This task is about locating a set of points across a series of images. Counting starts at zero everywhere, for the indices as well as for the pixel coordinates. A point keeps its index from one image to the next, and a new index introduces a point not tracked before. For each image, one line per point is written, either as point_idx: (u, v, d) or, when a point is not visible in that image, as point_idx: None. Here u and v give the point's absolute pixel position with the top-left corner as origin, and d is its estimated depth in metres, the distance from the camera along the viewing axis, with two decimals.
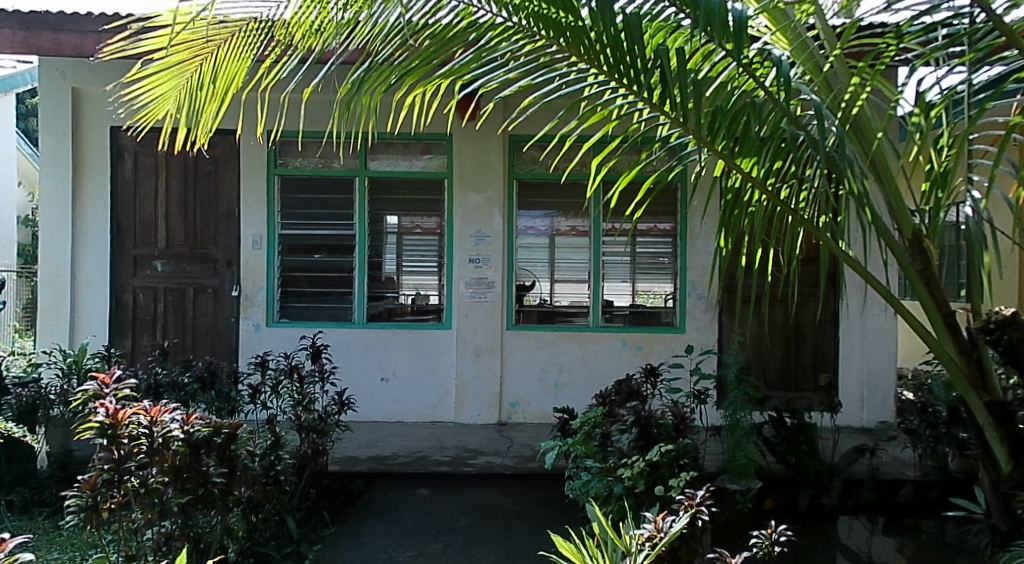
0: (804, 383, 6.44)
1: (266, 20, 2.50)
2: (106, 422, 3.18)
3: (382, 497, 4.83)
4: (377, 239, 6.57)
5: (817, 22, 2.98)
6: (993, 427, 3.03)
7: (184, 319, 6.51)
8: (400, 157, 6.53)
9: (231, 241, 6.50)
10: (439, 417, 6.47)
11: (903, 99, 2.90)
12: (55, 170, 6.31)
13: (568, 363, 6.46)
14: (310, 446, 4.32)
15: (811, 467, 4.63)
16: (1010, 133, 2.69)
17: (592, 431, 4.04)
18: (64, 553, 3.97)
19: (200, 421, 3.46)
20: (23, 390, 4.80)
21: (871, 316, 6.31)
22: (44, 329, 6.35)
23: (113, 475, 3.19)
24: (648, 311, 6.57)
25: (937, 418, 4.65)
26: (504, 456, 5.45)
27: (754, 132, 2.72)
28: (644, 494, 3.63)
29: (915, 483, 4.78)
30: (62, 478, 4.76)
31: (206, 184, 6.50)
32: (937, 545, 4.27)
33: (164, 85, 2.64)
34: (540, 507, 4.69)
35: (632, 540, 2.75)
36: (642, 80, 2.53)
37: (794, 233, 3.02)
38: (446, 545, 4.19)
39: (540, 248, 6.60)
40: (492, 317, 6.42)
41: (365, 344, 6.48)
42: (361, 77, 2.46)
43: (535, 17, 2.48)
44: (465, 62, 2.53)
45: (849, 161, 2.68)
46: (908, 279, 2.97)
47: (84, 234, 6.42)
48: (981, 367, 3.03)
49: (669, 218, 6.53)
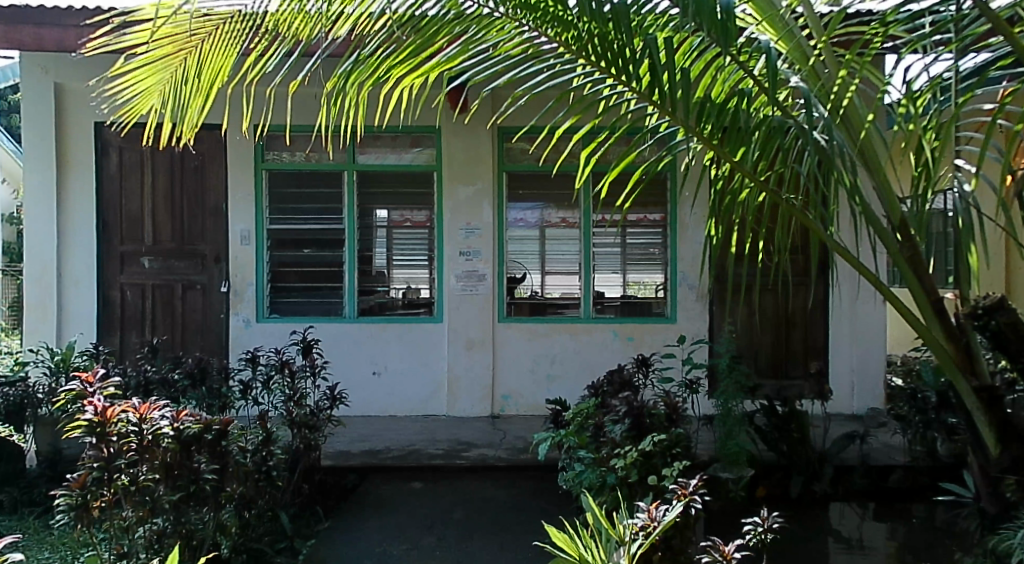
0: (795, 371, 6.48)
1: (250, 14, 2.49)
2: (95, 419, 3.14)
3: (375, 491, 4.82)
4: (367, 234, 6.55)
5: (805, 12, 3.01)
6: (982, 411, 3.04)
7: (173, 315, 6.48)
8: (388, 150, 6.50)
9: (219, 238, 6.46)
10: (432, 410, 6.46)
11: (892, 86, 2.96)
12: (37, 167, 6.26)
13: (559, 354, 6.47)
14: (303, 441, 4.34)
15: (801, 454, 4.66)
16: (996, 118, 2.64)
17: (584, 422, 4.06)
18: (55, 553, 3.95)
19: (191, 418, 3.43)
20: (11, 390, 4.77)
21: (860, 304, 6.34)
22: (31, 327, 6.32)
23: (103, 473, 3.18)
24: (639, 302, 6.57)
25: (926, 403, 4.65)
26: (497, 448, 5.46)
27: (744, 122, 2.70)
28: (637, 484, 3.59)
29: (905, 468, 4.82)
30: (52, 477, 4.75)
31: (193, 180, 6.47)
32: (927, 529, 4.31)
33: (148, 80, 2.67)
34: (534, 499, 4.70)
35: (625, 530, 2.80)
36: (631, 70, 2.50)
37: (784, 219, 2.97)
38: (441, 538, 4.19)
39: (531, 240, 6.60)
40: (483, 310, 6.42)
41: (357, 338, 6.46)
42: (349, 70, 2.48)
43: (522, 7, 2.45)
44: (452, 55, 2.51)
45: (840, 148, 2.64)
46: (897, 267, 2.98)
47: (69, 230, 6.37)
48: (969, 352, 3.05)
49: (659, 209, 6.54)
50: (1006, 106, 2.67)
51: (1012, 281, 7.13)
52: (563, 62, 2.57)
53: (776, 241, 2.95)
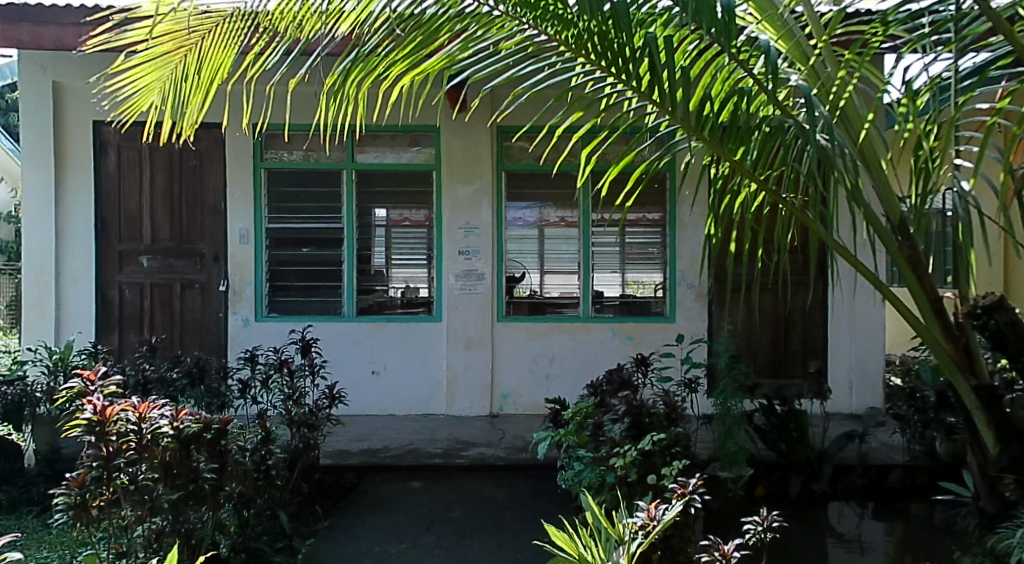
0: (793, 370, 6.48)
1: (250, 11, 2.48)
2: (94, 419, 3.11)
3: (374, 490, 4.82)
4: (366, 233, 6.55)
5: (804, 10, 3.01)
6: (981, 410, 3.04)
7: (172, 313, 6.47)
8: (387, 149, 6.50)
9: (218, 236, 6.45)
10: (431, 410, 6.46)
11: (891, 86, 2.95)
12: (36, 165, 6.26)
13: (558, 354, 6.47)
14: (301, 440, 4.35)
15: (800, 454, 4.66)
16: (995, 119, 2.66)
17: (583, 421, 4.06)
18: (54, 552, 3.94)
19: (190, 417, 3.43)
20: (9, 389, 4.76)
21: (859, 304, 6.34)
22: (30, 326, 6.31)
23: (102, 472, 3.16)
24: (638, 301, 6.58)
25: (925, 403, 4.66)
26: (496, 447, 5.46)
27: (743, 121, 2.71)
28: (637, 483, 3.59)
29: (904, 467, 4.82)
30: (50, 476, 4.75)
31: (191, 178, 6.46)
32: (926, 529, 4.32)
33: (147, 76, 2.67)
34: (532, 498, 4.70)
35: (625, 529, 2.80)
36: (631, 69, 2.50)
37: (783, 217, 2.97)
38: (440, 537, 4.19)
39: (529, 240, 6.60)
40: (482, 309, 6.41)
41: (356, 337, 6.46)
42: (348, 68, 2.48)
43: (522, 6, 2.44)
44: (453, 52, 2.51)
45: (841, 147, 2.64)
46: (896, 267, 2.97)
47: (68, 228, 6.36)
48: (968, 351, 3.06)
49: (658, 208, 6.55)
50: (1004, 107, 2.69)
51: (1011, 281, 7.13)
52: (563, 60, 2.56)
53: (775, 239, 2.95)
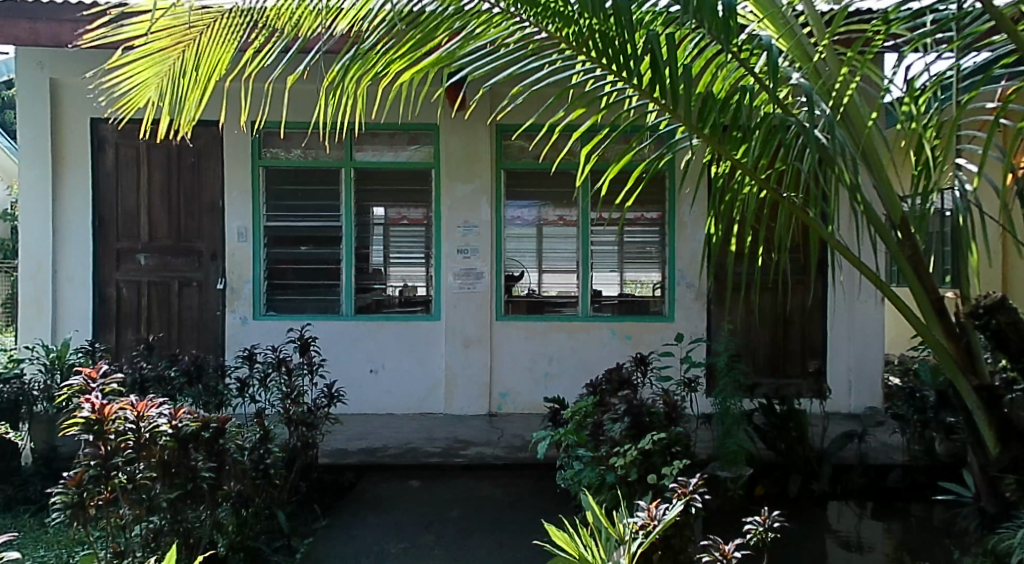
0: (792, 369, 6.48)
1: (249, 8, 2.47)
2: (92, 417, 3.14)
3: (372, 489, 4.80)
4: (364, 231, 6.53)
5: (805, 9, 3.01)
6: (982, 410, 3.03)
7: (169, 311, 6.44)
8: (386, 147, 6.48)
9: (216, 234, 6.43)
10: (429, 408, 6.45)
11: (892, 86, 2.95)
12: (33, 162, 6.23)
13: (557, 353, 6.45)
14: (299, 439, 4.34)
15: (800, 453, 4.66)
16: (998, 118, 2.64)
17: (583, 420, 4.05)
18: (50, 551, 3.93)
19: (189, 416, 3.41)
20: (5, 386, 4.73)
21: (859, 303, 6.33)
22: (26, 323, 6.28)
23: (99, 470, 3.14)
24: (637, 300, 6.57)
25: (925, 403, 4.66)
26: (495, 446, 5.45)
27: (744, 119, 2.71)
28: (637, 482, 3.58)
29: (903, 468, 4.82)
30: (47, 475, 4.74)
31: (189, 176, 6.44)
32: (925, 528, 4.31)
33: (145, 72, 2.63)
34: (532, 497, 4.69)
35: (626, 529, 2.78)
36: (631, 67, 2.48)
37: (783, 216, 2.96)
38: (439, 536, 4.18)
39: (528, 239, 6.59)
40: (481, 308, 6.40)
41: (354, 336, 6.44)
42: (347, 65, 2.46)
43: (523, 3, 2.43)
44: (452, 50, 2.49)
45: (841, 146, 2.67)
46: (896, 265, 2.97)
47: (64, 226, 6.34)
48: (970, 352, 3.03)
49: (657, 207, 6.54)
50: (1007, 106, 2.66)
51: (1010, 282, 7.13)
52: (564, 58, 2.55)
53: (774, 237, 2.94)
